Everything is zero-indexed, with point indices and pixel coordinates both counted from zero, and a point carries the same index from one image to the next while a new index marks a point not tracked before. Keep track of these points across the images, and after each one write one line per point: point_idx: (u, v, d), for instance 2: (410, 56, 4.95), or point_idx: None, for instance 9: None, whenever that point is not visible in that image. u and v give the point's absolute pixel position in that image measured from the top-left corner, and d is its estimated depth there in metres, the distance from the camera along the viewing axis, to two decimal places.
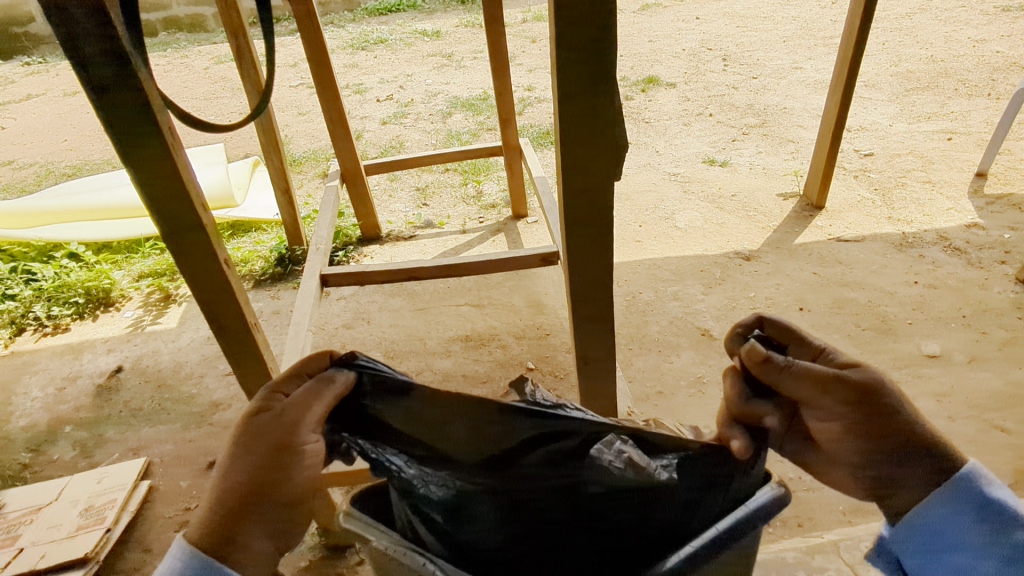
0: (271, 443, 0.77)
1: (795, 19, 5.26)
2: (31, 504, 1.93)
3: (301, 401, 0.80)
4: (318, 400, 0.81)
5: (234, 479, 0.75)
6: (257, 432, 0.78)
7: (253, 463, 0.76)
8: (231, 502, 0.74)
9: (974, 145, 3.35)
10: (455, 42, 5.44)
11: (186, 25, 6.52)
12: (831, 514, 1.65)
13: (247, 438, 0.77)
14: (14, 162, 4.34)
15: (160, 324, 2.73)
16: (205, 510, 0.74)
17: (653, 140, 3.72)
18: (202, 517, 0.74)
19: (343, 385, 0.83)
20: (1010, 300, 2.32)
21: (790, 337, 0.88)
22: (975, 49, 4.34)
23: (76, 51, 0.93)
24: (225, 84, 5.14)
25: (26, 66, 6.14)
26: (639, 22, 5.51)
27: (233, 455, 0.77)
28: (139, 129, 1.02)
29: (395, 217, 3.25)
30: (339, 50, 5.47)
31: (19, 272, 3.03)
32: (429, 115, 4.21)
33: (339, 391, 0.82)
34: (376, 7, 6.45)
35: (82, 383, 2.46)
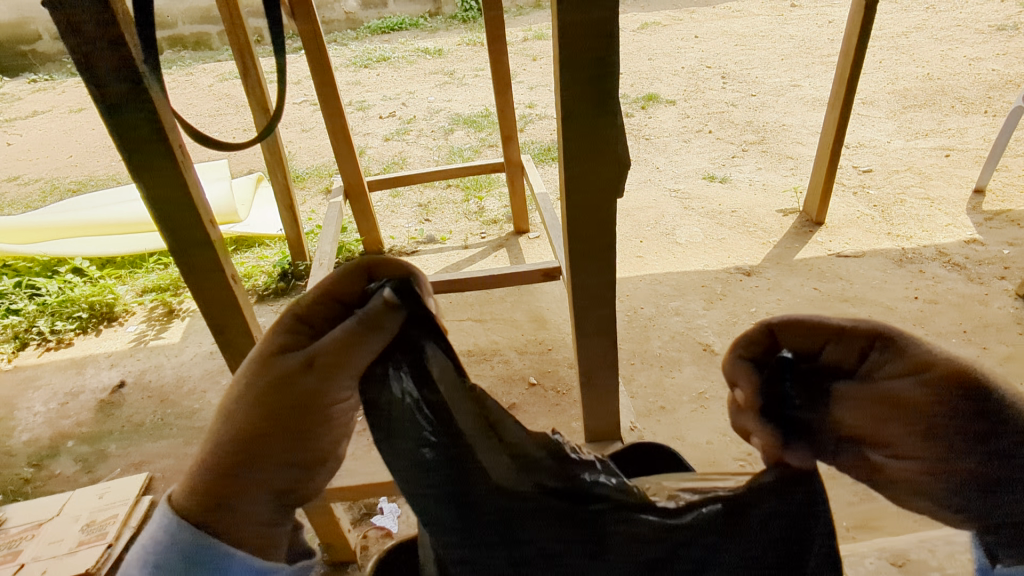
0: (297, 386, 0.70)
1: (794, 38, 5.33)
2: (32, 520, 1.93)
3: (333, 347, 0.70)
4: (360, 340, 0.71)
5: (235, 414, 0.70)
6: (280, 371, 0.69)
7: (252, 407, 0.70)
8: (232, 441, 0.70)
9: (971, 161, 3.38)
10: (457, 60, 5.50)
11: (192, 43, 6.60)
12: (834, 530, 1.65)
13: (260, 386, 0.70)
14: (19, 178, 4.39)
15: (163, 339, 2.74)
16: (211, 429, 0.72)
17: (653, 157, 3.75)
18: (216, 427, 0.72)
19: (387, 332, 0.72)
20: (1010, 316, 2.33)
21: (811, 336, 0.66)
22: (971, 67, 4.40)
23: (90, 72, 0.96)
24: (229, 101, 5.20)
25: (32, 83, 6.20)
26: (639, 41, 5.58)
27: (246, 395, 0.70)
28: (150, 146, 1.04)
29: (397, 233, 3.27)
30: (343, 68, 5.55)
31: (24, 287, 3.06)
32: (431, 132, 4.25)
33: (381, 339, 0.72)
34: (379, 25, 6.53)
35: (84, 398, 2.46)
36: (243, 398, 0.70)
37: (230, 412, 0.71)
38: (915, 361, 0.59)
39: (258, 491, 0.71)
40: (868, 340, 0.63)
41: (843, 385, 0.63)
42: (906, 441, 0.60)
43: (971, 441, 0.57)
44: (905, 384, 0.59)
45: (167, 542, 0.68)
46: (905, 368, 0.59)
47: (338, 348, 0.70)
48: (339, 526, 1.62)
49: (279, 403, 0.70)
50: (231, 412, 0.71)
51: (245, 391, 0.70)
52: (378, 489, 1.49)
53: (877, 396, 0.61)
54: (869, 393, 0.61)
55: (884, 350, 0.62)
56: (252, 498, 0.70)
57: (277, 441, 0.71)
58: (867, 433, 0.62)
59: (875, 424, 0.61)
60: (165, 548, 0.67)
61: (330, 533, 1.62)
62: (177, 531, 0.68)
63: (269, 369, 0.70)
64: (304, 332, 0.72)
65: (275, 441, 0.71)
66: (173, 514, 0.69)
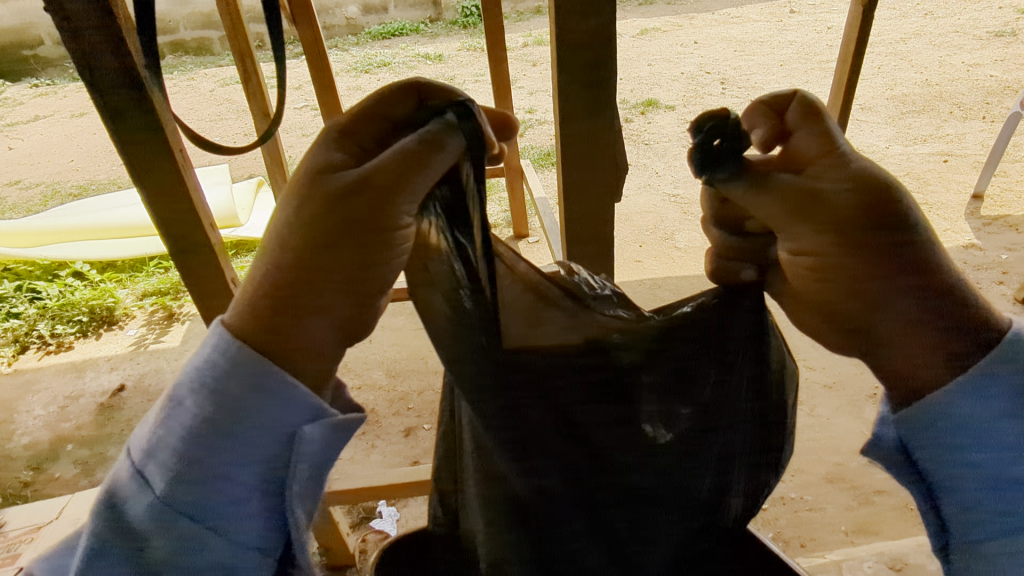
0: (345, 207, 0.69)
1: (793, 43, 5.35)
2: (31, 523, 1.93)
3: (384, 167, 0.68)
4: (415, 167, 0.69)
5: (287, 233, 0.71)
6: (329, 192, 0.69)
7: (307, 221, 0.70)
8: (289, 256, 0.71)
9: (970, 167, 3.41)
10: (458, 65, 5.52)
11: (193, 48, 6.62)
12: (833, 534, 1.66)
13: (313, 202, 0.70)
14: (20, 182, 4.40)
15: (164, 342, 2.74)
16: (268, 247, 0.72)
17: (653, 162, 3.76)
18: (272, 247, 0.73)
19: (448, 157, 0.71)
20: None
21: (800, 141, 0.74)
22: (969, 73, 4.42)
23: (92, 76, 0.98)
24: (230, 106, 5.22)
25: (33, 88, 6.21)
26: (639, 46, 5.60)
27: (295, 216, 0.70)
28: (150, 149, 1.06)
29: None
30: (344, 73, 5.56)
31: (24, 290, 3.08)
32: None
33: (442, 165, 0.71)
34: (380, 30, 6.55)
35: (84, 402, 2.46)
36: (296, 212, 0.70)
37: (280, 231, 0.71)
38: (852, 174, 0.72)
39: (311, 313, 0.72)
40: (828, 149, 0.73)
41: (784, 176, 0.74)
42: (808, 240, 0.76)
43: (864, 254, 0.74)
44: (833, 191, 0.72)
45: (219, 363, 0.70)
46: (841, 177, 0.72)
47: (384, 169, 0.68)
48: (337, 531, 1.62)
49: (328, 225, 0.69)
50: (282, 230, 0.71)
51: (294, 211, 0.70)
52: (371, 493, 1.49)
53: (803, 194, 0.73)
54: (800, 191, 0.73)
55: (836, 157, 0.72)
56: (305, 322, 0.72)
57: (325, 266, 0.71)
58: (776, 225, 0.76)
59: (792, 220, 0.75)
60: (219, 371, 0.69)
61: (329, 538, 1.63)
62: (231, 346, 0.70)
63: (316, 190, 0.70)
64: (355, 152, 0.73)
65: (327, 267, 0.71)
66: (229, 333, 0.71)
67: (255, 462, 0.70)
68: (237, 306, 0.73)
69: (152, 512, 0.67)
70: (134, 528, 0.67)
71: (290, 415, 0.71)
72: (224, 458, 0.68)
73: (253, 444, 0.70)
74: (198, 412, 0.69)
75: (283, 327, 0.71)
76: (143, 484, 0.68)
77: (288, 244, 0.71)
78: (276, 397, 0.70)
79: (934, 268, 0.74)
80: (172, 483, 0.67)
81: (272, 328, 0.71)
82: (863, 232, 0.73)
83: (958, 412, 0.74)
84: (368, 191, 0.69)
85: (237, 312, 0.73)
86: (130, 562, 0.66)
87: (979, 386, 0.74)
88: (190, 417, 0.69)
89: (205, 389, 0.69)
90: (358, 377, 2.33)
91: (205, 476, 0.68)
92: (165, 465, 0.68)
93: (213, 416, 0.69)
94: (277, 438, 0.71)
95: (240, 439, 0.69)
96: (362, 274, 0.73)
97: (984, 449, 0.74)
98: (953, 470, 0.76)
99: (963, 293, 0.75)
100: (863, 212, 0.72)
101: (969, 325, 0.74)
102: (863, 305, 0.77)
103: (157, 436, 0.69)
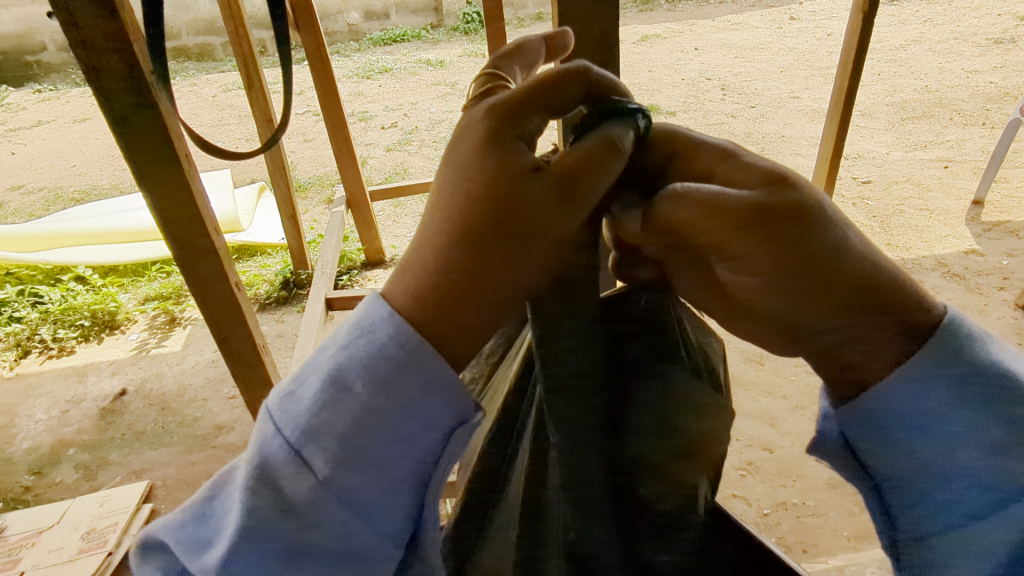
0: (532, 199, 0.54)
1: (793, 50, 5.37)
2: (33, 528, 1.94)
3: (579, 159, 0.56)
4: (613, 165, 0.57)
5: (456, 250, 0.56)
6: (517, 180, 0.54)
7: (493, 237, 0.55)
8: (458, 274, 0.56)
9: (970, 173, 3.42)
10: (459, 71, 5.54)
11: (195, 54, 6.65)
12: (836, 540, 1.65)
13: (500, 214, 0.55)
14: (23, 187, 4.41)
15: (165, 347, 2.74)
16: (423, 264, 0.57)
17: None
18: (428, 264, 0.57)
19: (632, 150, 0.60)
20: (1010, 327, 2.35)
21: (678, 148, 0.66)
22: (969, 80, 4.43)
23: (99, 83, 0.99)
24: (233, 111, 5.23)
25: (37, 93, 6.24)
26: (640, 52, 5.62)
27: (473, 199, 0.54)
28: (157, 155, 1.07)
29: (398, 242, 3.28)
30: (346, 79, 5.59)
31: (27, 295, 3.08)
32: (432, 142, 4.29)
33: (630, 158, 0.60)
34: (381, 36, 6.58)
35: (86, 406, 2.46)
36: (475, 224, 0.55)
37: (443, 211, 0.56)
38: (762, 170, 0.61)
39: (478, 317, 0.58)
40: (720, 155, 0.63)
41: (696, 188, 0.60)
42: (751, 257, 0.61)
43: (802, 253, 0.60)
44: (752, 196, 0.59)
45: (392, 352, 0.57)
46: (750, 180, 0.61)
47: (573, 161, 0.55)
48: None
49: (519, 236, 0.55)
50: (449, 210, 0.56)
51: (472, 190, 0.54)
52: None
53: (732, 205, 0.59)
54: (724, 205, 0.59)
55: (727, 158, 0.63)
56: (474, 323, 0.58)
57: (499, 270, 0.56)
58: (711, 237, 0.62)
59: (727, 230, 0.60)
60: (389, 357, 0.57)
61: None
62: (403, 340, 0.57)
63: (497, 174, 0.54)
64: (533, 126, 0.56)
65: (511, 278, 0.57)
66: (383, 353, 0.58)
67: (415, 461, 0.59)
68: (393, 293, 0.59)
69: (312, 500, 0.58)
70: (291, 513, 0.58)
71: (454, 415, 0.59)
72: (384, 453, 0.58)
73: (415, 441, 0.59)
74: (369, 401, 0.57)
75: (451, 330, 0.58)
76: (300, 468, 0.58)
77: (462, 229, 0.55)
78: (444, 395, 0.58)
79: (878, 257, 0.62)
80: (334, 475, 0.57)
81: (436, 329, 0.58)
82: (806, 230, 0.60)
83: (899, 401, 0.64)
84: (564, 183, 0.55)
85: (397, 301, 0.58)
86: (279, 547, 0.58)
87: (921, 376, 0.63)
88: (358, 403, 0.57)
89: (374, 376, 0.57)
90: None
91: (364, 472, 0.58)
92: (328, 451, 0.57)
93: (380, 405, 0.57)
94: (438, 438, 0.59)
95: (405, 435, 0.58)
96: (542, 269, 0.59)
97: (930, 440, 0.64)
98: (896, 463, 0.66)
99: (906, 282, 0.63)
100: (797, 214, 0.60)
101: (915, 320, 0.63)
102: (818, 321, 0.64)
103: (316, 416, 0.57)
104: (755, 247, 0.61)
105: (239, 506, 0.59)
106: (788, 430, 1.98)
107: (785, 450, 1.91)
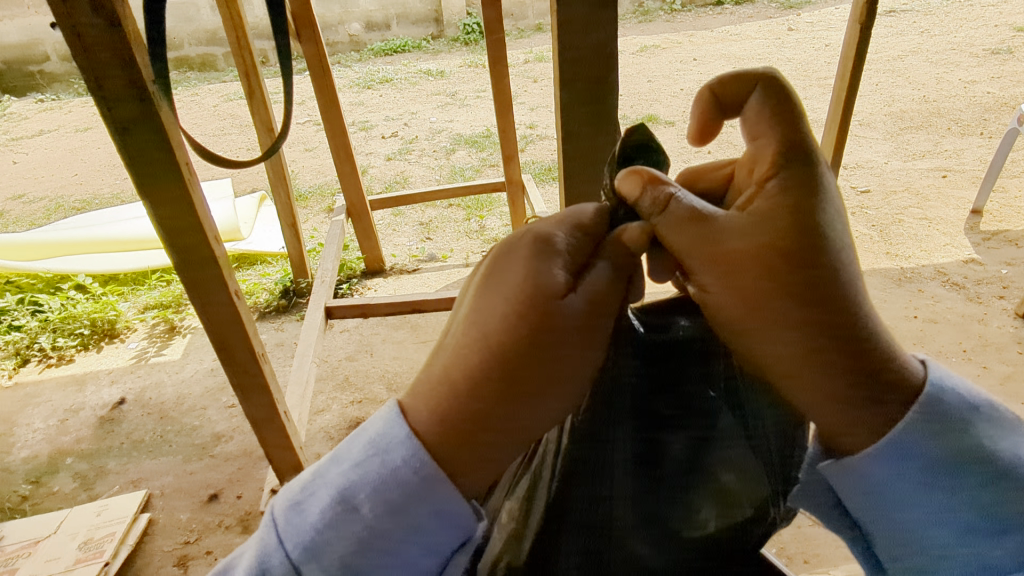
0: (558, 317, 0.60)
1: (791, 61, 5.40)
2: (29, 537, 1.92)
3: (599, 291, 0.63)
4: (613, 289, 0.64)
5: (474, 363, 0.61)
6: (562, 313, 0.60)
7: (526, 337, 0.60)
8: (485, 382, 0.61)
9: (968, 182, 3.43)
10: (459, 82, 5.56)
11: (197, 65, 6.68)
12: (837, 550, 1.64)
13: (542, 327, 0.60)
14: (25, 196, 4.42)
15: (164, 355, 2.74)
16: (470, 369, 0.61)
17: None
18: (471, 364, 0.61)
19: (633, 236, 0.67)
20: (1010, 335, 2.35)
21: (765, 122, 0.65)
22: (966, 90, 4.46)
23: (101, 90, 0.99)
24: (234, 121, 5.25)
25: (39, 103, 6.27)
26: (639, 63, 5.65)
27: (516, 326, 0.60)
28: (159, 164, 1.08)
29: (398, 251, 3.29)
30: (347, 89, 5.62)
31: (27, 303, 3.09)
32: (432, 151, 4.30)
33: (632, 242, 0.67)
34: (382, 47, 6.62)
35: (85, 415, 2.46)
36: (513, 333, 0.60)
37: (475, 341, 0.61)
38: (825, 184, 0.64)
39: (502, 435, 0.62)
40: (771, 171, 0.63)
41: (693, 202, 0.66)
42: (706, 281, 0.67)
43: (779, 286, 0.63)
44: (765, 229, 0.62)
45: (403, 476, 0.61)
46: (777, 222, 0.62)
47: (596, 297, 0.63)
48: None
49: (543, 344, 0.60)
50: (484, 336, 0.61)
51: (505, 314, 0.60)
52: None
53: (708, 214, 0.66)
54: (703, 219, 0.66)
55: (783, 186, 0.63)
56: (495, 456, 0.63)
57: (528, 389, 0.62)
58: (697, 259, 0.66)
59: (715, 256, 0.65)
60: (400, 483, 0.61)
61: None
62: (417, 466, 0.61)
63: (536, 298, 0.60)
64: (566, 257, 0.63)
65: (540, 377, 0.62)
66: (422, 444, 0.62)
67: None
68: (417, 414, 0.63)
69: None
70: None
71: (454, 540, 0.63)
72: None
73: (416, 566, 0.63)
74: (374, 523, 0.61)
75: (471, 457, 0.62)
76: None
77: (494, 347, 0.60)
78: (447, 522, 0.62)
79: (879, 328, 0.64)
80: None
81: (451, 452, 0.62)
82: (766, 278, 0.63)
83: (887, 476, 0.66)
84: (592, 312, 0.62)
85: (419, 422, 0.62)
86: None
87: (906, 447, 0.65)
88: (364, 525, 0.60)
89: (382, 500, 0.61)
90: (359, 392, 2.32)
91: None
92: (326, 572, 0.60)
93: (387, 531, 0.61)
94: (437, 563, 0.63)
95: (406, 559, 0.62)
96: (562, 389, 0.64)
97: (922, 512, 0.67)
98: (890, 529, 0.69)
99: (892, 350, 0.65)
100: (773, 263, 0.62)
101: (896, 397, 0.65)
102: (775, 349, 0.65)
103: (320, 535, 0.61)
104: (725, 282, 0.65)
105: None
106: None
107: None
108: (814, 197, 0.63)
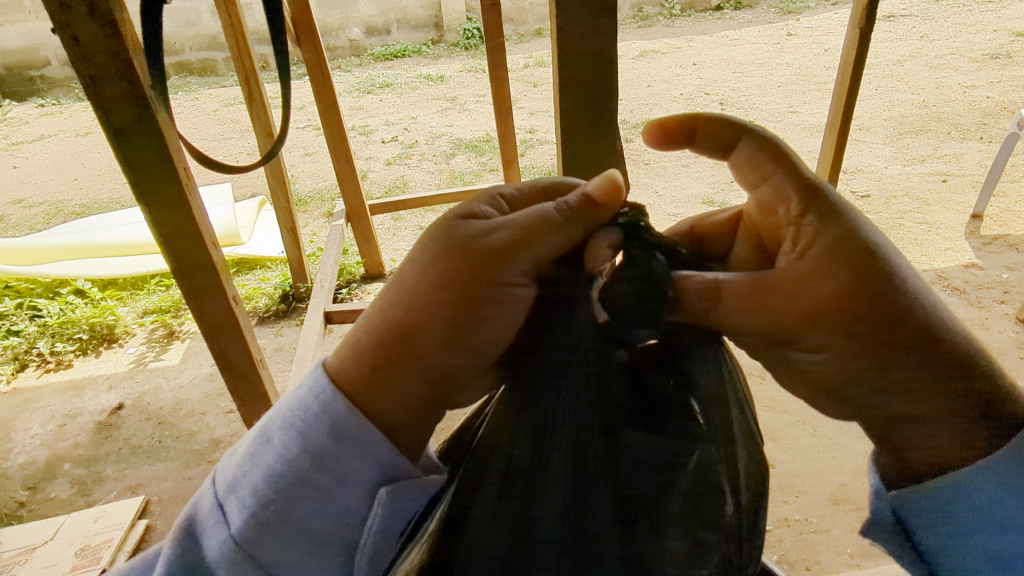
0: (451, 240, 0.66)
1: (790, 65, 5.41)
2: (26, 544, 1.91)
3: (525, 219, 0.67)
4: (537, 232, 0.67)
5: (388, 304, 0.68)
6: (463, 235, 0.66)
7: (432, 270, 0.66)
8: (390, 310, 0.67)
9: (968, 187, 3.43)
10: (459, 86, 5.57)
11: (198, 69, 6.69)
12: (839, 557, 1.64)
13: (446, 254, 0.66)
14: (24, 201, 4.42)
15: (162, 361, 2.73)
16: (377, 333, 0.67)
17: (653, 181, 3.74)
18: (387, 303, 0.68)
19: (603, 190, 0.68)
20: (1011, 340, 2.34)
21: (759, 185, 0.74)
22: (965, 94, 4.46)
23: (97, 96, 0.99)
24: (234, 126, 5.26)
25: (40, 108, 6.28)
26: (639, 68, 5.66)
27: (429, 242, 0.67)
28: (155, 169, 1.07)
29: (398, 255, 3.28)
30: (347, 94, 5.62)
31: (25, 307, 3.08)
32: (432, 156, 4.31)
33: (600, 193, 0.68)
34: (382, 52, 6.64)
35: (82, 420, 2.45)
36: (414, 269, 0.67)
37: (404, 277, 0.67)
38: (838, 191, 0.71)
39: (417, 385, 0.68)
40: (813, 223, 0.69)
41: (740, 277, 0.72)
42: (822, 338, 0.70)
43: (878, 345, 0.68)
44: (825, 280, 0.67)
45: (308, 404, 0.65)
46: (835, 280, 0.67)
47: (519, 236, 0.67)
48: None
49: (436, 279, 0.66)
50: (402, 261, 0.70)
51: (420, 242, 0.68)
52: None
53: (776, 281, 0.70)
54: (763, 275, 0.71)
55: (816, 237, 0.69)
56: (391, 380, 0.67)
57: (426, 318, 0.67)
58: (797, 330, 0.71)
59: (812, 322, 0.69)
60: (311, 416, 0.65)
61: None
62: (317, 391, 0.66)
63: (449, 219, 0.68)
64: (490, 211, 0.70)
65: (429, 317, 0.67)
66: (326, 376, 0.67)
67: (337, 521, 0.65)
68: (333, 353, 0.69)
69: (223, 554, 0.63)
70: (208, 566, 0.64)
71: (380, 473, 0.65)
72: (303, 511, 0.64)
73: (338, 502, 0.65)
74: (284, 452, 0.64)
75: (382, 400, 0.67)
76: (220, 520, 0.65)
77: (399, 277, 0.68)
78: (365, 452, 0.65)
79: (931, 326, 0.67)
80: (244, 531, 0.63)
81: (365, 395, 0.66)
82: (857, 304, 0.67)
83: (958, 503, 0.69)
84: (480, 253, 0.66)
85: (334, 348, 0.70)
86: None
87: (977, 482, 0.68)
88: (273, 454, 0.65)
89: (288, 428, 0.65)
90: None
91: (278, 529, 0.63)
92: (243, 505, 0.64)
93: (302, 467, 0.64)
94: (363, 500, 0.65)
95: (323, 493, 0.64)
96: (446, 329, 0.68)
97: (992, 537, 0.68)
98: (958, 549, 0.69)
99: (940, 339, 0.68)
100: (857, 294, 0.66)
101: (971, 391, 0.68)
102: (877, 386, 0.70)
103: (240, 468, 0.66)
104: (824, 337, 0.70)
105: (166, 555, 0.67)
106: (788, 445, 1.95)
107: (786, 465, 1.89)
108: (840, 214, 0.69)
